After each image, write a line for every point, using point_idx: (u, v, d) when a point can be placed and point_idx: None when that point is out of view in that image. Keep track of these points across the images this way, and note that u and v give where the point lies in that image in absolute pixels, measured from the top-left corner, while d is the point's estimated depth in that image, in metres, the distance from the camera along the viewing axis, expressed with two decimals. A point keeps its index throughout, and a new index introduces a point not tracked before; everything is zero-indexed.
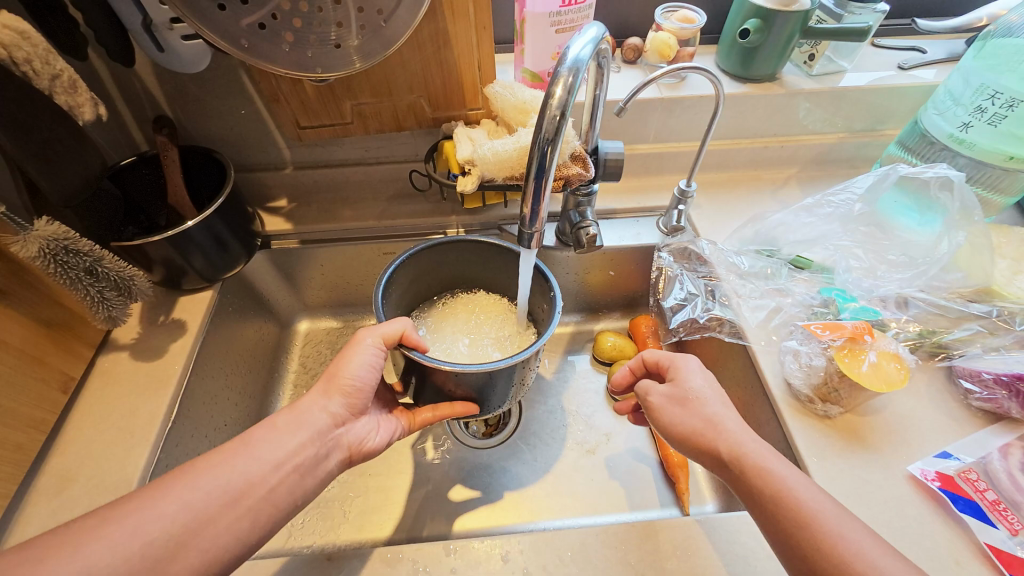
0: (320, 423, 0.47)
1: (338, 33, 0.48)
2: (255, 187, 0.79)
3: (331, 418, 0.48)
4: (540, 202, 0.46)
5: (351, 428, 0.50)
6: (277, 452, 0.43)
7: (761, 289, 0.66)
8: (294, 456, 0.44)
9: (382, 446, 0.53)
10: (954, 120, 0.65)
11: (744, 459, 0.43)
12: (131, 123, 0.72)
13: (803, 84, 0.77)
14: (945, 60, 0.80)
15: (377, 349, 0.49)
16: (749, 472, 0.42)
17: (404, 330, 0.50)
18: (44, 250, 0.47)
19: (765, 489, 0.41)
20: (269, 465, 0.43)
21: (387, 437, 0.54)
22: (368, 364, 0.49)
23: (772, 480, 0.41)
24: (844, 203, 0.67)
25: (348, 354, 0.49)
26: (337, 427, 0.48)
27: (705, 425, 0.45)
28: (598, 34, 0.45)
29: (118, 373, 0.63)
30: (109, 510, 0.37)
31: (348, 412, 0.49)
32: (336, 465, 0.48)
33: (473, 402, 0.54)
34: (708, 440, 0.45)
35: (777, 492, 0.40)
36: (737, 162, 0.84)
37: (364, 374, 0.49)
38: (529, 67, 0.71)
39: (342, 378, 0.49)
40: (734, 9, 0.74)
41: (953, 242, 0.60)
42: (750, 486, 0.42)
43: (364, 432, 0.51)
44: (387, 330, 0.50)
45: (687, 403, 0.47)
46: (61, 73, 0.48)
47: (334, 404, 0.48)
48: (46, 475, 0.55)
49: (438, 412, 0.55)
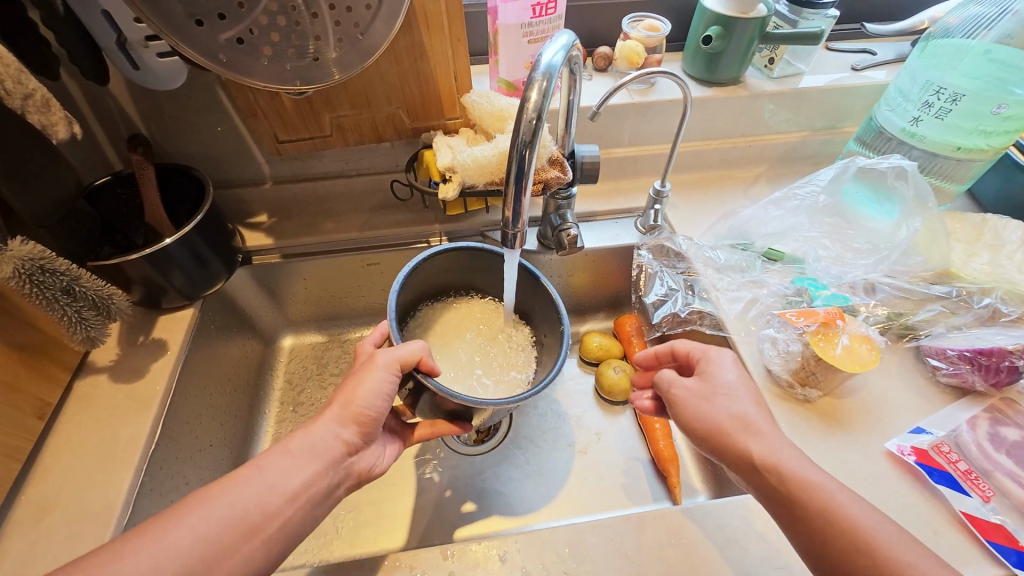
0: (333, 451, 0.45)
1: (316, 47, 0.49)
2: (234, 203, 0.79)
3: (343, 445, 0.46)
4: (521, 204, 0.48)
5: (362, 454, 0.49)
6: (290, 483, 0.42)
7: (738, 281, 0.69)
8: (308, 487, 0.43)
9: (388, 466, 0.53)
10: (905, 115, 0.69)
11: (784, 478, 0.43)
12: (105, 142, 0.71)
13: (765, 86, 0.81)
14: (894, 61, 0.86)
15: (392, 375, 0.48)
16: (791, 491, 0.42)
17: (421, 356, 0.50)
18: (19, 271, 0.46)
19: (808, 507, 0.41)
20: (282, 496, 0.42)
21: (393, 456, 0.54)
22: (382, 391, 0.48)
23: (815, 500, 0.41)
24: (809, 195, 0.71)
25: (364, 378, 0.48)
26: (350, 455, 0.47)
27: (744, 440, 0.45)
28: (569, 41, 0.47)
29: (97, 396, 0.61)
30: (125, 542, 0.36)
31: (360, 439, 0.48)
32: (345, 490, 0.47)
33: (467, 424, 0.56)
34: (751, 459, 0.45)
35: (822, 508, 0.41)
36: (709, 162, 0.88)
37: (380, 401, 0.48)
38: (503, 76, 0.73)
39: (357, 406, 0.47)
40: (696, 17, 0.77)
41: (911, 229, 0.64)
42: (794, 503, 0.42)
43: (374, 457, 0.51)
44: (405, 354, 0.49)
45: (721, 416, 0.47)
46: (33, 93, 0.47)
47: (347, 432, 0.47)
48: (23, 505, 0.53)
49: (438, 429, 0.57)
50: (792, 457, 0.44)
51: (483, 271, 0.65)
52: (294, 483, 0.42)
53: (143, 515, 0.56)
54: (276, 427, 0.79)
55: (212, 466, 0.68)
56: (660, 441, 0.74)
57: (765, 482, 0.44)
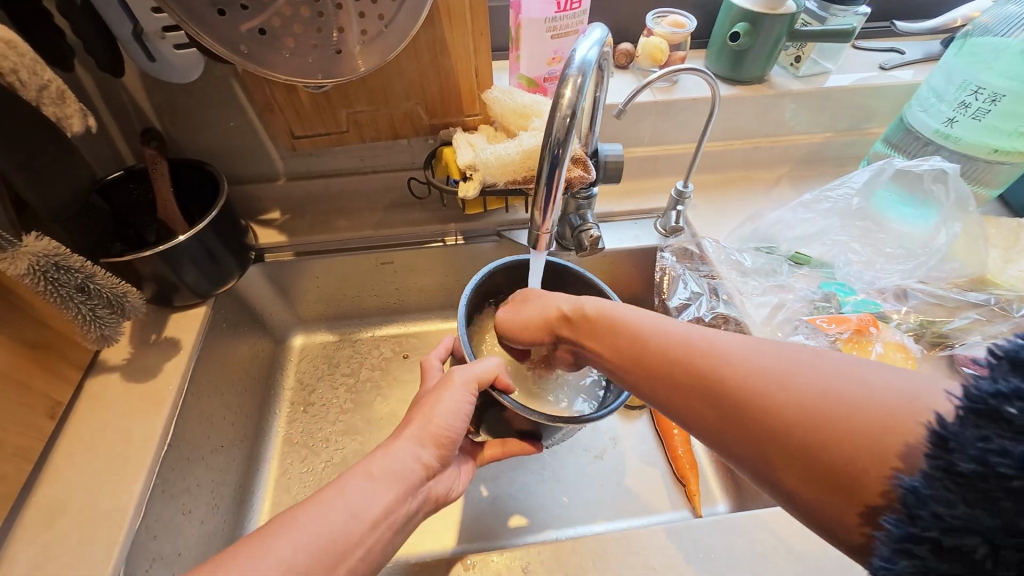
0: (413, 475, 0.43)
1: (339, 38, 0.48)
2: (247, 200, 0.78)
3: (422, 469, 0.44)
4: (551, 204, 0.46)
5: (439, 478, 0.47)
6: (374, 509, 0.39)
7: (763, 285, 0.66)
8: (392, 512, 0.41)
9: (462, 490, 0.51)
10: (939, 116, 0.67)
11: (730, 375, 0.35)
12: (117, 136, 0.69)
13: (791, 85, 0.79)
14: (922, 60, 0.83)
15: (470, 394, 0.47)
16: (737, 385, 0.35)
17: (497, 373, 0.49)
18: (33, 268, 0.45)
19: (760, 401, 0.34)
20: (366, 524, 0.39)
21: (465, 480, 0.52)
22: (460, 410, 0.47)
23: (764, 369, 0.35)
24: (842, 198, 0.68)
25: (441, 397, 0.47)
26: (428, 479, 0.45)
27: (678, 351, 0.39)
28: (602, 36, 0.45)
29: (109, 395, 0.60)
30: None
31: (438, 462, 0.46)
32: (422, 514, 0.46)
33: (541, 443, 0.54)
34: (678, 361, 0.38)
35: (774, 391, 0.33)
36: (730, 162, 0.86)
37: (457, 422, 0.47)
38: (524, 72, 0.71)
39: (435, 426, 0.46)
40: (722, 14, 0.75)
41: (951, 233, 0.62)
42: (744, 411, 0.34)
43: (450, 482, 0.49)
44: (482, 371, 0.48)
45: (642, 330, 0.42)
46: (48, 84, 0.46)
47: (426, 453, 0.45)
48: (33, 508, 0.52)
49: (508, 448, 0.55)
50: (727, 347, 0.37)
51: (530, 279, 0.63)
52: (377, 510, 0.40)
53: (154, 518, 0.55)
54: (287, 428, 0.78)
55: (222, 469, 0.67)
56: (679, 447, 0.72)
57: (704, 396, 0.36)
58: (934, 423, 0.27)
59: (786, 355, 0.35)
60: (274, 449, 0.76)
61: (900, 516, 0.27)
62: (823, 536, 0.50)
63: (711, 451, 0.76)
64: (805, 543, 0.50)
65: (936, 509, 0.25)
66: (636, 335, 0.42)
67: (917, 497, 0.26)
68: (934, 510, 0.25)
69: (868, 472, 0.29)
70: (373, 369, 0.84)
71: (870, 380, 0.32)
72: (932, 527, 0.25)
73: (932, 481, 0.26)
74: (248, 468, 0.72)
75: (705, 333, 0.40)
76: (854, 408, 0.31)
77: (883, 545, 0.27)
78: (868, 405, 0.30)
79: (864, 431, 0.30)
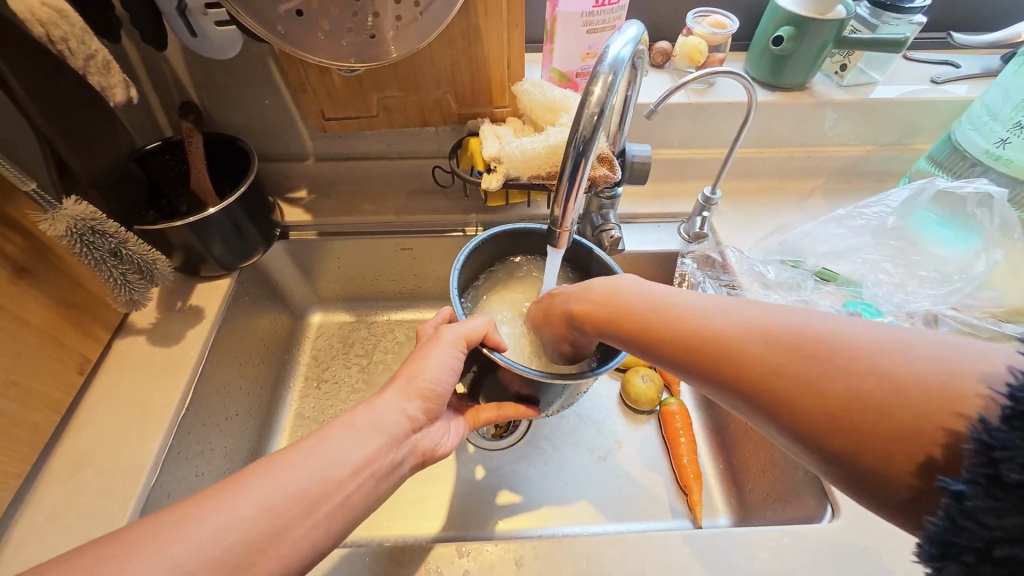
0: (398, 428, 0.44)
1: (375, 22, 0.48)
2: (276, 177, 0.79)
3: (407, 422, 0.45)
4: (571, 202, 0.46)
5: (425, 432, 0.47)
6: (354, 457, 0.40)
7: (785, 300, 0.65)
8: (372, 461, 0.40)
9: (453, 448, 0.51)
10: (991, 136, 0.64)
11: (766, 359, 0.34)
12: (157, 108, 0.72)
13: (833, 94, 0.76)
14: (979, 76, 0.79)
15: (457, 350, 0.48)
16: (767, 369, 0.34)
17: (487, 330, 0.50)
18: (71, 230, 0.47)
19: (800, 388, 0.32)
20: (347, 471, 0.39)
21: (457, 438, 0.52)
22: (448, 366, 0.48)
23: (803, 348, 0.33)
24: (877, 215, 0.66)
25: (428, 352, 0.48)
26: (414, 432, 0.45)
27: (709, 334, 0.38)
28: (638, 34, 0.44)
29: (134, 357, 0.63)
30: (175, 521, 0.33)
31: (424, 417, 0.47)
32: (409, 468, 0.45)
33: (538, 407, 0.54)
34: (706, 344, 0.37)
35: (807, 376, 0.32)
36: (763, 170, 0.83)
37: (444, 376, 0.48)
38: (557, 66, 0.70)
39: (422, 381, 0.47)
40: (767, 16, 0.73)
41: (991, 261, 0.60)
42: (780, 397, 0.33)
43: (438, 437, 0.49)
44: (471, 329, 0.49)
45: (673, 309, 0.41)
46: (96, 54, 0.48)
47: (411, 407, 0.46)
48: (59, 457, 0.55)
49: (505, 411, 0.55)
50: (763, 328, 0.36)
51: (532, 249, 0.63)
52: (356, 460, 0.40)
53: (168, 477, 0.57)
54: (299, 402, 0.80)
55: (236, 436, 0.69)
56: (684, 455, 0.71)
57: (738, 383, 0.35)
58: (979, 425, 0.25)
59: (827, 333, 0.33)
60: (285, 422, 0.78)
61: (942, 519, 0.25)
62: (827, 561, 0.49)
63: (716, 460, 0.75)
64: (808, 567, 0.49)
65: (979, 518, 0.23)
66: (665, 316, 0.41)
67: (962, 507, 0.24)
68: (981, 520, 0.23)
69: (908, 468, 0.28)
70: (386, 352, 0.86)
71: (924, 358, 0.30)
72: (977, 537, 0.23)
73: (978, 490, 0.24)
74: (260, 438, 0.74)
75: (742, 311, 0.38)
76: (900, 392, 0.29)
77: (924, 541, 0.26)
78: (916, 388, 0.29)
79: (912, 416, 0.28)
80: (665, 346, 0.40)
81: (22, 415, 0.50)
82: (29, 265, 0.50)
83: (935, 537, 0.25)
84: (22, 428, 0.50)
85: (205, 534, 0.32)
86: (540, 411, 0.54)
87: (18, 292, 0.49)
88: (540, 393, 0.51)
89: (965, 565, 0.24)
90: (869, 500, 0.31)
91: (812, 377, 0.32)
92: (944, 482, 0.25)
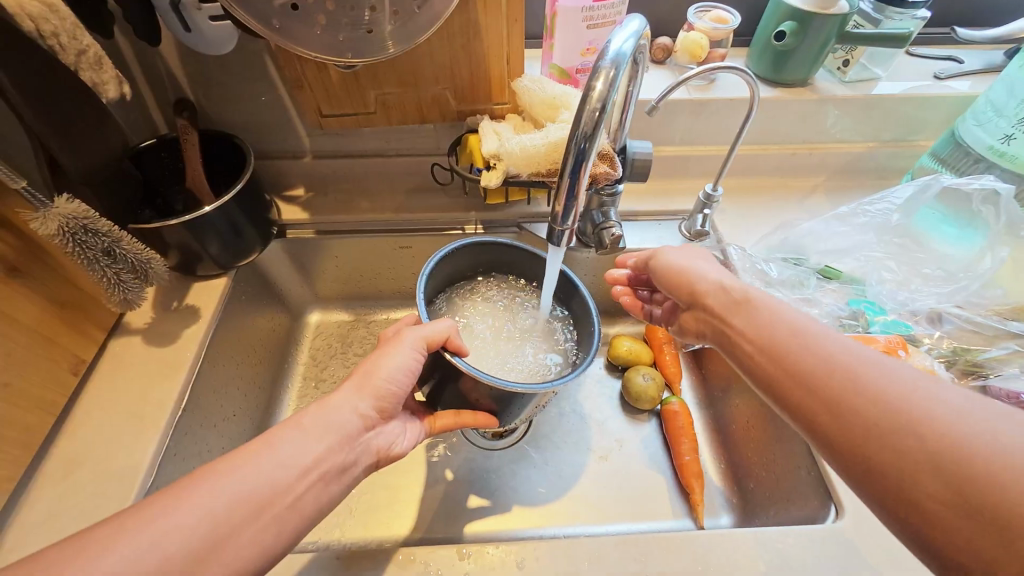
0: (351, 426, 0.43)
1: (371, 18, 0.47)
2: (273, 174, 0.78)
3: (361, 420, 0.44)
4: (573, 200, 0.45)
5: (380, 432, 0.46)
6: (304, 458, 0.39)
7: (788, 298, 0.64)
8: (321, 461, 0.40)
9: (407, 451, 0.50)
10: (996, 132, 0.63)
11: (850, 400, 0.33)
12: (151, 104, 0.71)
13: (835, 90, 0.75)
14: (982, 71, 0.79)
15: (418, 353, 0.47)
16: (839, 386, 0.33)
17: (448, 334, 0.49)
18: (62, 228, 0.46)
19: (878, 440, 0.31)
20: (296, 472, 0.38)
21: (412, 441, 0.50)
22: (406, 367, 0.47)
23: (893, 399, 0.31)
24: (881, 212, 0.65)
25: (389, 352, 0.47)
26: (368, 430, 0.45)
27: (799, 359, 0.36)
28: (640, 28, 0.44)
29: (129, 358, 0.62)
30: (165, 525, 0.32)
31: (377, 415, 0.46)
32: (362, 469, 0.44)
33: (497, 417, 0.54)
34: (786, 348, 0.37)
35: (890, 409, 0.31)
36: (765, 168, 0.82)
37: (401, 377, 0.47)
38: (556, 62, 0.69)
39: (377, 380, 0.46)
40: (768, 11, 0.72)
41: (997, 258, 0.59)
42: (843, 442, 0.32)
43: (393, 436, 0.48)
44: (433, 332, 0.49)
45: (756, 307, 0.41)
46: (87, 49, 0.47)
47: (365, 404, 0.45)
48: (54, 459, 0.54)
49: (462, 418, 0.54)
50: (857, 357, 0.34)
51: (461, 261, 0.61)
52: (306, 461, 0.39)
53: (165, 479, 0.56)
54: (298, 402, 0.79)
55: (233, 436, 0.69)
56: (686, 455, 0.70)
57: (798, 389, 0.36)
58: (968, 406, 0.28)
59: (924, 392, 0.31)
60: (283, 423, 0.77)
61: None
62: (833, 561, 0.49)
63: (716, 459, 0.74)
64: (814, 568, 0.48)
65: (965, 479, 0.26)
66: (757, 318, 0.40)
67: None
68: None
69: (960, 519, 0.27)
70: None
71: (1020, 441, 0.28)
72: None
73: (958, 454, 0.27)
74: None
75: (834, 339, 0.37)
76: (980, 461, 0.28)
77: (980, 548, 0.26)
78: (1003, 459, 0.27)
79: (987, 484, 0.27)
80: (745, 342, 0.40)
81: (16, 418, 0.49)
82: (22, 265, 0.49)
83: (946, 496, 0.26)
84: (16, 430, 0.49)
85: None
86: (498, 421, 0.55)
87: (10, 292, 0.48)
88: (503, 404, 0.51)
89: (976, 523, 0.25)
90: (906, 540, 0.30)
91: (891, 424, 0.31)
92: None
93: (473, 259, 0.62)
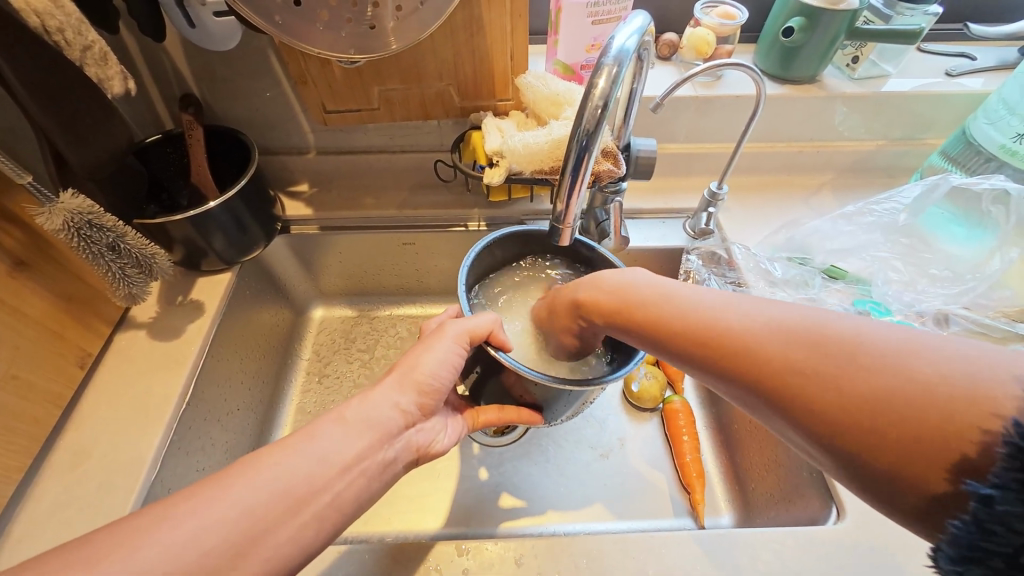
0: (391, 424, 0.43)
1: (374, 13, 0.47)
2: (277, 170, 0.79)
3: (400, 417, 0.44)
4: (573, 198, 0.45)
5: (420, 429, 0.46)
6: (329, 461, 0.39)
7: (793, 297, 0.64)
8: None
9: (448, 448, 0.49)
10: (1007, 130, 0.62)
11: (792, 363, 0.32)
12: (157, 100, 0.71)
13: (844, 87, 0.74)
14: (995, 68, 0.77)
15: (460, 347, 0.48)
16: (785, 367, 0.32)
17: (492, 328, 0.49)
18: (68, 223, 0.47)
19: (836, 396, 0.30)
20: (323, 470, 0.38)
21: (454, 437, 0.51)
22: (445, 360, 0.47)
23: (833, 343, 0.31)
24: (888, 212, 0.65)
25: (430, 346, 0.47)
26: (407, 427, 0.44)
27: (735, 331, 0.36)
28: (644, 24, 0.43)
29: (134, 352, 0.63)
30: (157, 509, 0.32)
31: (418, 412, 0.46)
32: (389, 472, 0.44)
33: (542, 415, 0.53)
34: (708, 335, 0.37)
35: (828, 376, 0.30)
36: (770, 166, 0.82)
37: (443, 372, 0.47)
38: (561, 58, 0.69)
39: (419, 373, 0.46)
40: (778, 6, 0.71)
41: (1006, 259, 0.58)
42: (805, 403, 0.31)
43: (433, 432, 0.48)
44: (476, 325, 0.49)
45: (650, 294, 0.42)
46: (93, 45, 0.48)
47: (405, 400, 0.45)
48: (60, 450, 0.55)
49: (506, 414, 0.54)
50: (772, 326, 0.35)
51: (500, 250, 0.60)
52: (349, 455, 0.39)
53: (169, 473, 0.57)
54: (301, 397, 0.80)
55: (236, 430, 0.69)
56: (687, 454, 0.70)
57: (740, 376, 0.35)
58: (1012, 427, 0.23)
59: (839, 338, 0.32)
60: (286, 417, 0.77)
61: (968, 523, 0.23)
62: (832, 563, 0.48)
63: (719, 459, 0.74)
64: (813, 568, 0.48)
65: (1012, 525, 0.22)
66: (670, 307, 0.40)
67: (991, 512, 0.22)
68: (1012, 526, 0.22)
69: (940, 476, 0.26)
70: (388, 348, 0.85)
71: (942, 365, 0.28)
72: (1007, 543, 0.22)
73: (1009, 495, 0.22)
74: (261, 432, 0.74)
75: (761, 304, 0.37)
76: (915, 399, 0.28)
77: (945, 547, 0.24)
78: (929, 391, 0.27)
79: (940, 422, 0.27)
80: (668, 335, 0.39)
81: (22, 410, 0.49)
82: (28, 259, 0.50)
83: (953, 542, 0.24)
84: (24, 422, 0.50)
85: (189, 524, 0.32)
86: (544, 418, 0.54)
87: (18, 286, 0.48)
88: (549, 400, 0.50)
89: (992, 571, 0.22)
90: (894, 502, 0.28)
91: (849, 384, 0.30)
92: (973, 486, 0.23)
93: (513, 250, 0.61)
